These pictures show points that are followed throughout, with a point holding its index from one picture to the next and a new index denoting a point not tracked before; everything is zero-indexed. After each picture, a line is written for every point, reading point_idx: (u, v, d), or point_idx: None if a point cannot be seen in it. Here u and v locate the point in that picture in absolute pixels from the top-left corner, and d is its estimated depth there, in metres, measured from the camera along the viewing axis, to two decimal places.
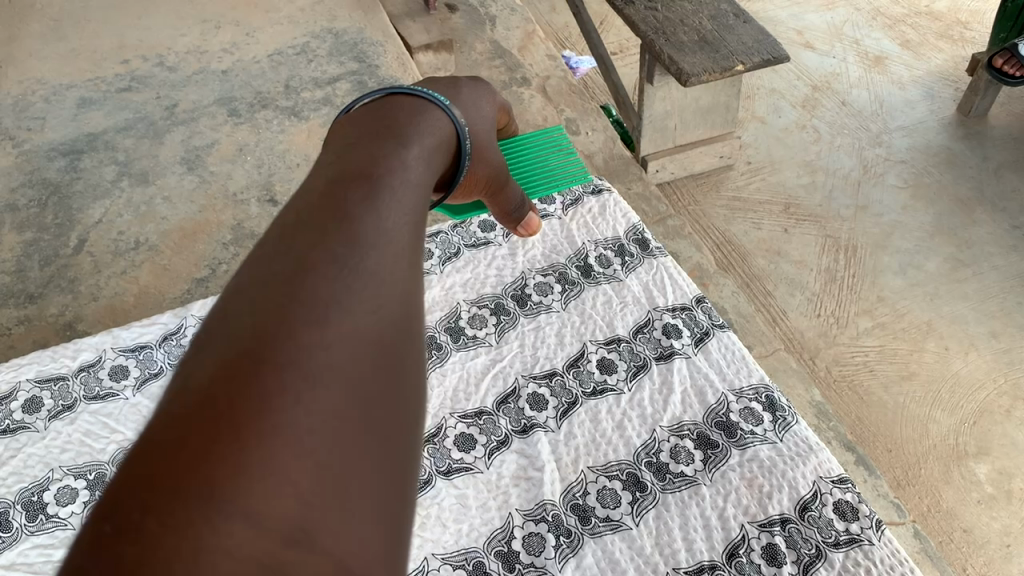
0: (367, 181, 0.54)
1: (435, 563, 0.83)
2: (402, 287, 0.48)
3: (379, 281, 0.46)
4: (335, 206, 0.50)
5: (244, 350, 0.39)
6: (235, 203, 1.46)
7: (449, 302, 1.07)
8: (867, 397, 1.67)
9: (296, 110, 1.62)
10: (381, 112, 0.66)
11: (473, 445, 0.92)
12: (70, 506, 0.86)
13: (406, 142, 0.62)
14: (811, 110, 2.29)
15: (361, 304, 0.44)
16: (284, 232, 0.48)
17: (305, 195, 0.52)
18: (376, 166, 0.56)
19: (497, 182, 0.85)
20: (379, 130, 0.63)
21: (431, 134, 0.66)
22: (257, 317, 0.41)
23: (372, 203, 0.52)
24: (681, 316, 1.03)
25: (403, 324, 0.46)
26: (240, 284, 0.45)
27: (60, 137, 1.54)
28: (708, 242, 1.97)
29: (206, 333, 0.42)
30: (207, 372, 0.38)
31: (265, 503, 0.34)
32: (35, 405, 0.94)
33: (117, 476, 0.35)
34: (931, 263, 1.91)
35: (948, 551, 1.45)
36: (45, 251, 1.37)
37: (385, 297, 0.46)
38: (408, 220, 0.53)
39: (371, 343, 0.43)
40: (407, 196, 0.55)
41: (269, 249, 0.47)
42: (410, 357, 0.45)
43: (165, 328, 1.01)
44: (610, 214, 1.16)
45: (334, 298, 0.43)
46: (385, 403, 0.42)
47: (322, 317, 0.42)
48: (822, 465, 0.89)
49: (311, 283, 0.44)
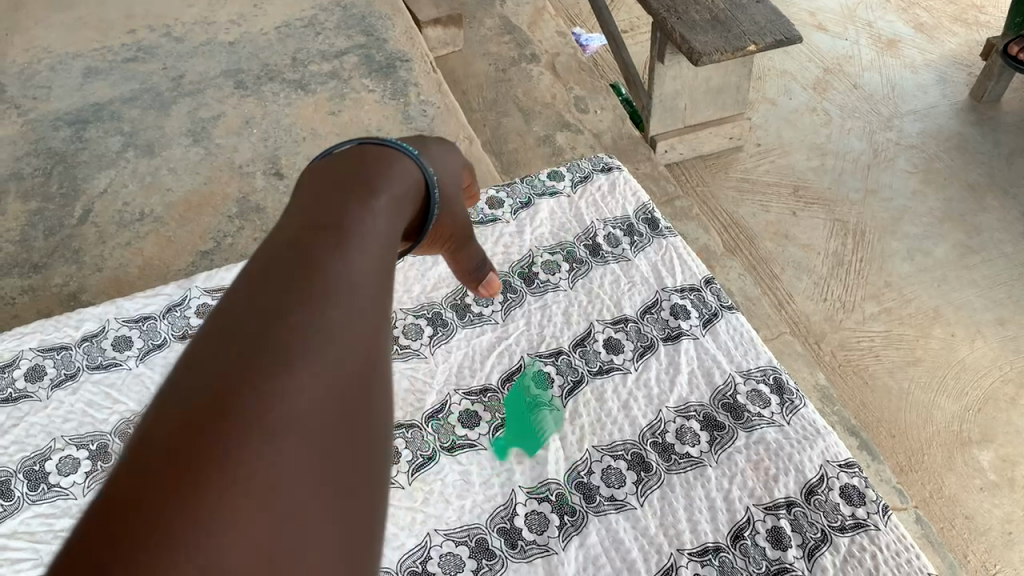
0: (338, 228, 0.56)
1: (438, 538, 0.83)
2: (366, 335, 0.50)
3: (343, 331, 0.49)
4: (306, 255, 0.53)
5: (209, 406, 0.42)
6: (242, 175, 1.45)
7: (455, 278, 1.05)
8: (871, 382, 1.67)
9: (304, 83, 1.61)
10: (354, 155, 0.68)
11: (477, 422, 0.92)
12: (72, 476, 0.86)
13: (380, 184, 0.65)
14: (822, 93, 2.27)
15: (326, 357, 0.47)
16: (253, 280, 0.51)
17: (279, 241, 0.55)
18: (347, 211, 0.59)
19: (461, 237, 0.82)
20: (354, 171, 0.65)
21: (406, 175, 0.69)
22: (224, 372, 0.44)
23: (341, 248, 0.54)
24: (690, 297, 1.02)
25: (365, 372, 0.49)
26: (210, 335, 0.48)
27: (66, 106, 1.53)
28: (715, 224, 1.96)
29: (175, 384, 0.44)
30: (170, 429, 0.41)
31: (221, 555, 0.37)
32: (38, 374, 0.93)
33: (82, 528, 0.38)
34: (939, 249, 1.90)
35: (949, 537, 1.46)
36: (50, 221, 1.37)
37: (350, 348, 0.49)
38: (378, 268, 0.55)
39: (334, 395, 0.46)
40: (375, 242, 0.57)
41: (239, 298, 0.50)
42: (371, 408, 0.49)
43: (169, 299, 1.00)
44: (620, 192, 1.15)
45: (299, 351, 0.46)
46: (340, 459, 0.45)
47: (286, 373, 0.44)
48: (829, 449, 0.89)
49: (276, 334, 0.46)
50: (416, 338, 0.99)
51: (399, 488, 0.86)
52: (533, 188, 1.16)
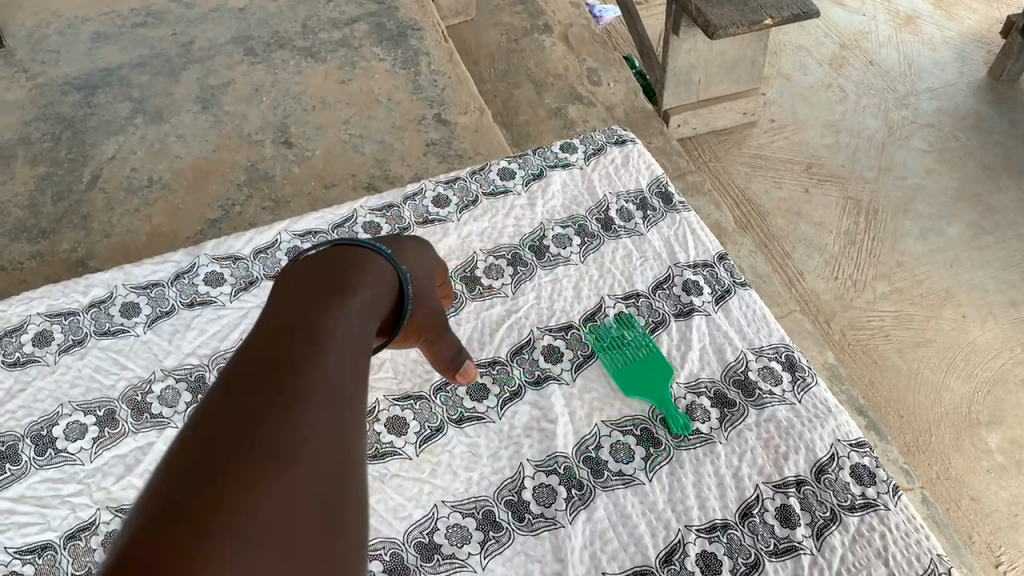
0: (312, 335, 0.62)
1: (445, 510, 0.82)
2: (343, 430, 0.56)
3: (320, 430, 0.54)
4: (284, 362, 0.58)
5: (194, 505, 0.47)
6: (250, 143, 1.48)
7: (465, 250, 1.03)
8: (881, 361, 1.66)
9: (313, 51, 1.63)
10: (330, 260, 0.74)
11: (486, 395, 0.91)
12: (80, 441, 0.85)
13: (354, 290, 0.70)
14: (838, 69, 2.23)
15: (305, 455, 0.52)
16: (233, 386, 0.57)
17: (256, 346, 0.61)
18: (322, 319, 0.65)
19: (438, 327, 0.82)
20: (329, 277, 0.71)
21: (381, 278, 0.74)
22: (215, 466, 0.50)
23: (315, 350, 0.60)
24: (702, 273, 1.01)
25: (348, 453, 0.55)
26: (193, 438, 0.53)
27: (74, 71, 1.58)
28: (727, 201, 1.94)
29: (161, 484, 0.50)
30: (159, 526, 0.46)
31: None
32: (46, 339, 0.93)
33: None
34: (953, 229, 1.88)
35: (954, 518, 1.46)
36: (58, 186, 1.40)
37: (327, 444, 0.54)
38: (352, 364, 0.61)
39: (313, 488, 0.51)
40: (347, 347, 0.63)
41: (220, 401, 0.55)
42: (357, 483, 0.54)
43: (177, 266, 0.99)
44: (633, 165, 1.13)
45: (278, 451, 0.51)
46: (325, 544, 0.50)
47: (273, 464, 0.51)
48: (841, 428, 0.88)
49: (255, 438, 0.52)
50: None
51: (406, 459, 0.86)
52: (545, 160, 1.14)
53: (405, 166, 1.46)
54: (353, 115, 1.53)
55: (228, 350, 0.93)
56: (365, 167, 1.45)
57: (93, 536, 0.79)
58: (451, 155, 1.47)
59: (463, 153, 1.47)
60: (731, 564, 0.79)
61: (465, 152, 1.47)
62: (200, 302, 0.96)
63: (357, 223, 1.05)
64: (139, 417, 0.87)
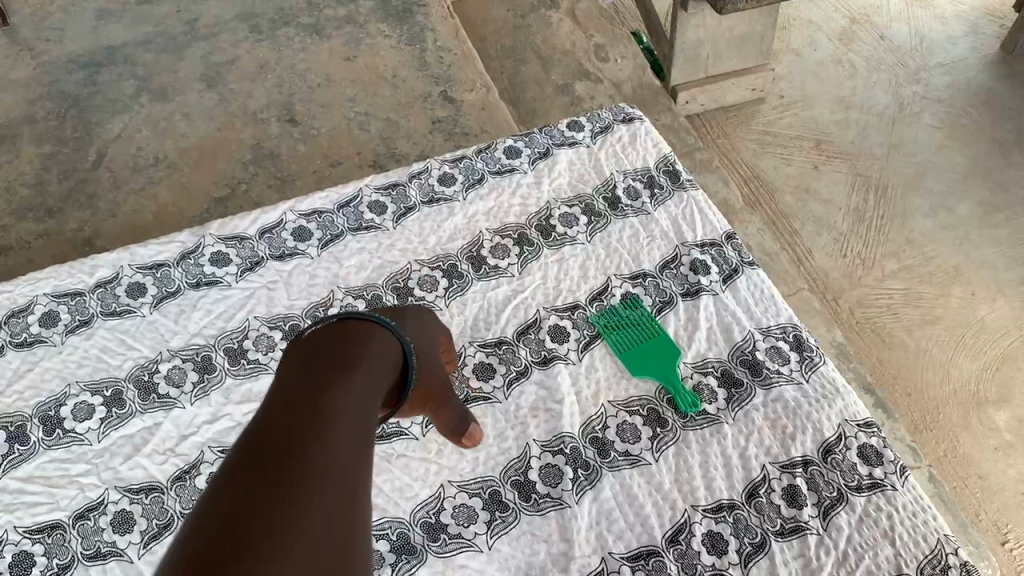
0: (318, 417, 0.64)
1: (452, 490, 0.83)
2: (346, 515, 0.57)
3: (322, 513, 0.55)
4: (290, 444, 0.60)
5: None
6: (256, 121, 1.47)
7: (471, 230, 1.02)
8: (889, 339, 1.66)
9: (319, 28, 1.62)
10: (335, 334, 0.76)
11: (492, 375, 0.91)
12: (87, 422, 0.85)
13: (357, 366, 0.73)
14: (848, 44, 2.19)
15: (310, 537, 0.53)
16: (239, 470, 0.58)
17: (262, 426, 0.63)
18: (326, 398, 0.67)
19: (439, 390, 0.82)
20: (333, 352, 0.73)
21: (386, 351, 0.77)
22: (222, 550, 0.51)
23: (321, 432, 0.62)
24: (711, 252, 1.00)
25: (353, 534, 0.56)
26: (200, 524, 0.54)
27: (79, 49, 1.57)
28: (736, 178, 1.92)
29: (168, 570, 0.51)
30: None
31: None
32: (52, 319, 0.92)
33: None
34: (963, 206, 1.86)
35: (961, 496, 1.46)
36: (64, 165, 1.40)
37: (331, 526, 0.55)
38: (354, 442, 0.64)
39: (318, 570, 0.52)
40: (350, 428, 0.65)
41: (227, 486, 0.57)
42: (362, 562, 0.56)
43: (183, 246, 0.98)
44: (641, 143, 1.11)
45: (284, 535, 0.53)
46: None
47: (279, 546, 0.52)
48: (849, 408, 0.87)
49: (260, 522, 0.53)
50: (431, 290, 0.97)
51: (412, 439, 0.86)
52: (552, 139, 1.12)
53: (411, 144, 1.45)
54: (358, 93, 1.52)
55: (234, 330, 0.92)
56: (371, 146, 1.45)
57: (102, 516, 0.80)
58: (458, 133, 1.46)
59: (468, 131, 1.46)
60: (737, 544, 0.79)
61: (471, 129, 1.46)
62: (206, 282, 0.96)
63: (362, 203, 1.04)
64: (146, 397, 0.87)
